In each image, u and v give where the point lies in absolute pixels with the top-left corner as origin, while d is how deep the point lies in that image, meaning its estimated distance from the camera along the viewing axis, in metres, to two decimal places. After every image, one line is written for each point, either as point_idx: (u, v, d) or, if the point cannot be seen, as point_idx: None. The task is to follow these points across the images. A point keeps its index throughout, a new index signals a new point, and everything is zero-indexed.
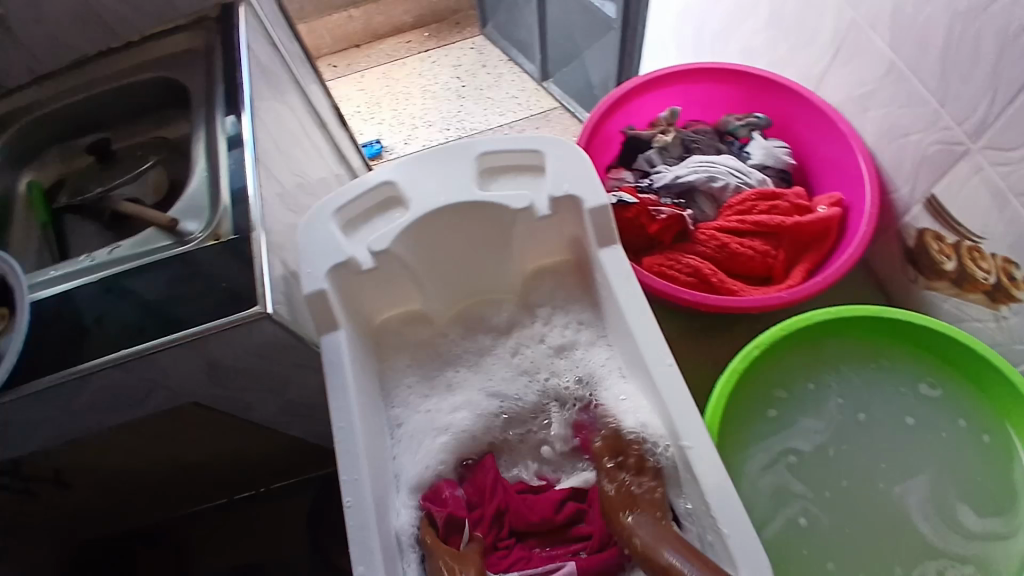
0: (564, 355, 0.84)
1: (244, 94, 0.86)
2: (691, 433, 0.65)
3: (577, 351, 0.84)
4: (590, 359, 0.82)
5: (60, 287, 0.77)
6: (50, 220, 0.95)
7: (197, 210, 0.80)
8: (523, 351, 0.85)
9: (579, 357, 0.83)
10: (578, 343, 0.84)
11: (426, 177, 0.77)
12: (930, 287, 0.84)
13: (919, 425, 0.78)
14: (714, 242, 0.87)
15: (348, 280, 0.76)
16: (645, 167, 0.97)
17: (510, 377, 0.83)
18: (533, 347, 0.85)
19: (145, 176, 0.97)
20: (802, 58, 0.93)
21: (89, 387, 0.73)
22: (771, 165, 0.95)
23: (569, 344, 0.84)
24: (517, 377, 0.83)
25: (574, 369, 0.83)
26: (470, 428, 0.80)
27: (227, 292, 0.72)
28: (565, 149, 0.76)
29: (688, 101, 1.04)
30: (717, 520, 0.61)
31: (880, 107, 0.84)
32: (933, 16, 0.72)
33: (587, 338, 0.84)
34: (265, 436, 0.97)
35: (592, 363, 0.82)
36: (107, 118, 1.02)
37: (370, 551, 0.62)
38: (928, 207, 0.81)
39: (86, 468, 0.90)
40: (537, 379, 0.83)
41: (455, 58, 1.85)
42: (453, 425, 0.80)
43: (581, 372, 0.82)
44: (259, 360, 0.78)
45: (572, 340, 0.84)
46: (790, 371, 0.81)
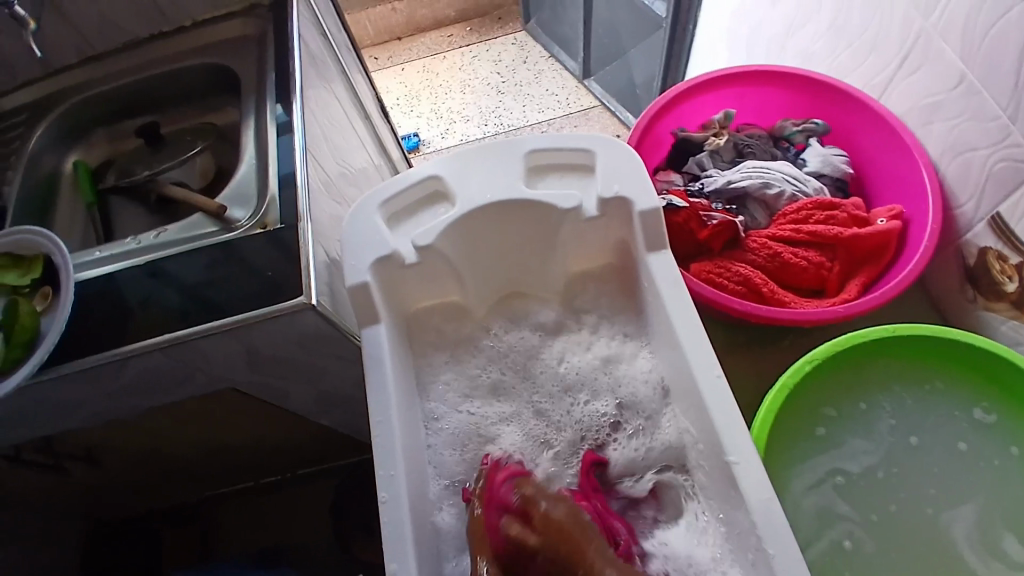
0: (608, 369, 0.81)
1: (296, 83, 0.86)
2: (736, 448, 0.62)
3: (621, 365, 0.81)
4: (634, 374, 0.80)
5: (107, 267, 0.78)
6: (95, 200, 0.95)
7: (245, 198, 0.80)
8: (568, 360, 0.83)
9: (623, 372, 0.80)
10: (622, 356, 0.81)
11: (473, 172, 0.75)
12: (989, 308, 0.80)
13: (972, 451, 0.74)
14: (765, 251, 0.85)
15: (389, 274, 0.75)
16: (695, 170, 0.95)
17: (555, 391, 0.81)
18: (577, 356, 0.83)
19: (193, 162, 0.98)
20: (865, 65, 0.90)
21: (129, 368, 0.73)
22: (828, 173, 0.92)
23: (614, 357, 0.82)
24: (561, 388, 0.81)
25: (617, 385, 0.80)
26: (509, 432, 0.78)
27: (270, 281, 0.72)
28: (618, 150, 0.75)
29: (742, 105, 1.02)
30: (761, 540, 0.58)
31: (946, 120, 0.80)
32: (1006, 28, 0.68)
33: (631, 350, 0.81)
34: (295, 424, 0.97)
35: (635, 379, 0.79)
36: (156, 100, 1.02)
37: (404, 548, 0.61)
38: (993, 226, 0.77)
39: (119, 447, 0.90)
40: (579, 395, 0.81)
41: (496, 53, 1.84)
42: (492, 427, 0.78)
43: (625, 387, 0.80)
44: (297, 349, 0.78)
45: (617, 353, 0.82)
46: (841, 388, 0.78)
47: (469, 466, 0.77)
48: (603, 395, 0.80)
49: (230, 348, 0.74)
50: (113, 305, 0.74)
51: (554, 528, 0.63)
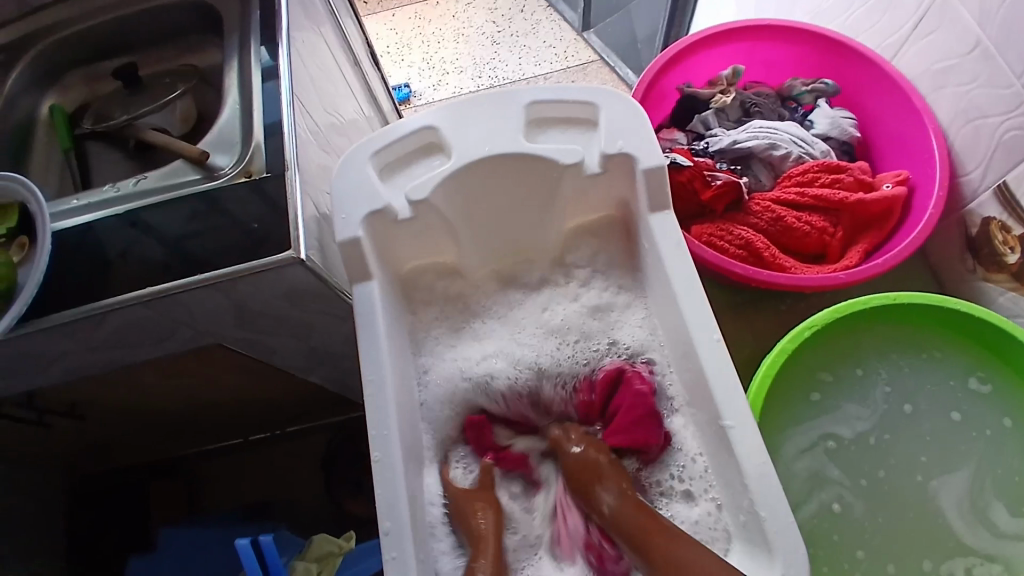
0: (597, 318, 0.80)
1: (283, 23, 0.81)
2: (732, 413, 0.61)
3: (612, 313, 0.80)
4: (625, 323, 0.79)
5: (84, 217, 0.73)
6: (71, 145, 0.90)
7: (229, 144, 0.75)
8: (554, 308, 0.81)
9: (613, 319, 0.80)
10: (614, 305, 0.80)
11: (471, 123, 0.72)
12: (988, 279, 0.79)
13: (964, 420, 0.74)
14: (768, 214, 0.83)
15: (383, 228, 0.73)
16: (699, 129, 0.92)
17: (542, 333, 0.80)
18: (565, 304, 0.81)
19: (174, 105, 0.91)
20: (879, 24, 0.86)
21: (113, 321, 0.70)
22: (835, 136, 0.90)
23: (605, 306, 0.80)
24: (548, 336, 0.80)
25: (608, 331, 0.79)
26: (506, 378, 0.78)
27: (259, 233, 0.69)
28: (622, 104, 0.72)
29: (752, 61, 0.98)
30: (755, 503, 0.58)
31: (958, 84, 0.78)
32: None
33: (624, 300, 0.80)
34: (284, 380, 0.95)
35: (625, 325, 0.79)
36: (137, 40, 0.97)
37: (397, 507, 0.60)
38: (998, 195, 0.75)
39: (103, 401, 0.88)
40: (568, 339, 0.80)
41: (492, 0, 1.76)
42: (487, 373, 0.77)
43: (614, 334, 0.79)
44: (287, 305, 0.76)
45: (608, 302, 0.80)
46: (837, 354, 0.78)
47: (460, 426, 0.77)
48: (589, 341, 0.79)
49: (218, 302, 0.72)
50: (94, 256, 0.71)
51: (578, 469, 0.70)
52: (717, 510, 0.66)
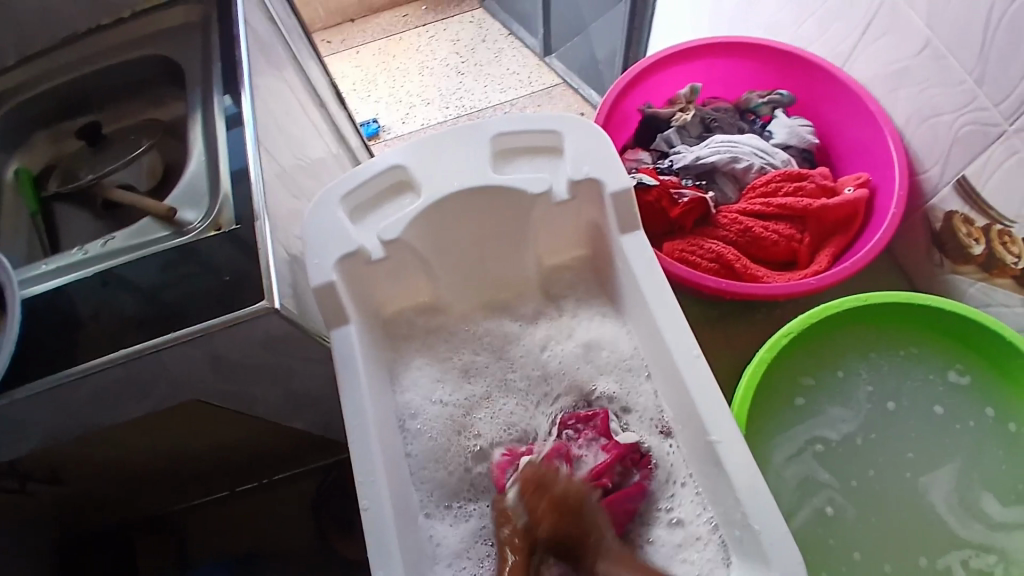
0: (592, 357, 0.79)
1: (243, 73, 0.82)
2: (718, 427, 0.62)
3: (603, 349, 0.79)
4: (615, 359, 0.78)
5: (52, 282, 0.73)
6: (38, 207, 0.90)
7: (195, 198, 0.75)
8: (553, 346, 0.81)
9: (604, 357, 0.79)
10: (604, 338, 0.80)
11: (438, 160, 0.73)
12: (956, 271, 0.81)
13: (947, 414, 0.75)
14: (737, 225, 0.84)
15: (357, 270, 0.73)
16: (663, 147, 0.93)
17: (527, 363, 0.81)
18: (562, 342, 0.81)
19: (140, 161, 0.93)
20: (828, 34, 0.89)
21: (88, 385, 0.69)
22: (795, 144, 0.92)
23: (596, 340, 0.80)
24: (540, 378, 0.80)
25: (598, 370, 0.79)
26: (494, 415, 0.78)
27: (229, 285, 0.69)
28: (584, 130, 0.73)
29: (709, 78, 1.01)
30: (747, 516, 0.58)
31: (911, 86, 0.80)
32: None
33: (611, 332, 0.80)
34: (270, 428, 0.94)
35: (614, 364, 0.78)
36: (99, 97, 0.96)
37: (388, 555, 0.59)
38: (959, 190, 0.78)
39: (85, 463, 0.86)
40: (555, 383, 0.80)
41: (454, 32, 1.79)
42: (472, 412, 0.78)
43: (603, 374, 0.79)
44: (264, 354, 0.75)
45: (598, 336, 0.80)
46: (817, 359, 0.78)
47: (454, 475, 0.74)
48: (580, 377, 0.79)
49: (195, 356, 0.71)
50: (66, 320, 0.70)
51: (560, 513, 0.65)
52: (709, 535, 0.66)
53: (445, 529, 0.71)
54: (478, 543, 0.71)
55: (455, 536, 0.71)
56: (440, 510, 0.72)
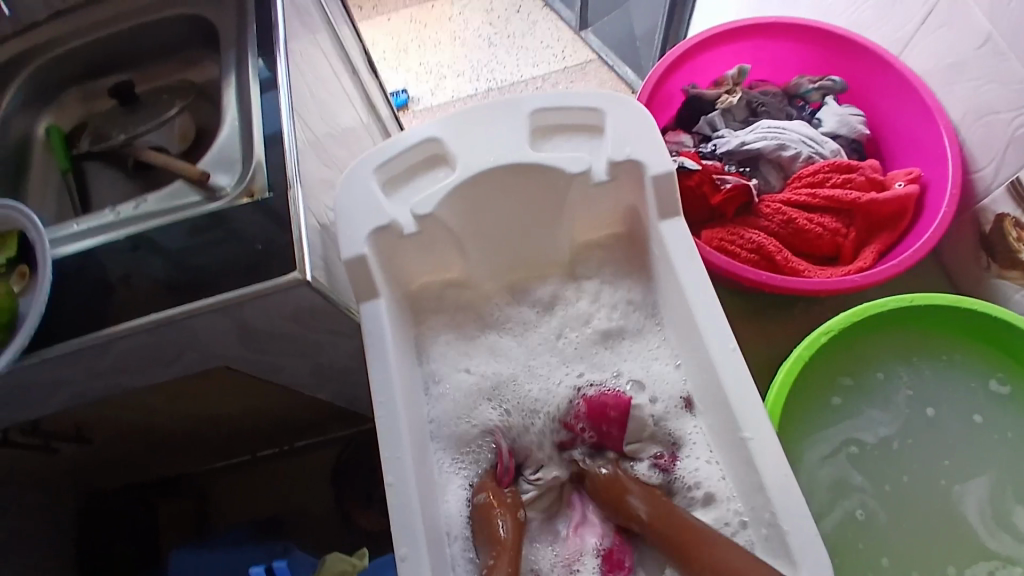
0: (608, 345, 0.78)
1: (279, 36, 0.80)
2: (752, 424, 0.60)
3: (624, 341, 0.78)
4: (642, 347, 0.77)
5: (83, 243, 0.71)
6: (70, 166, 0.90)
7: (229, 163, 0.74)
8: (568, 335, 0.79)
9: (626, 347, 0.78)
10: (625, 330, 0.78)
11: (473, 135, 0.71)
12: (1002, 275, 0.78)
13: (986, 424, 0.73)
14: (779, 216, 0.81)
15: (389, 244, 0.72)
16: (706, 130, 0.90)
17: (550, 340, 0.79)
18: (577, 331, 0.79)
19: (172, 123, 0.92)
20: (884, 19, 0.85)
21: (119, 347, 0.69)
22: (844, 134, 0.88)
23: (615, 331, 0.78)
24: (561, 365, 0.78)
25: (619, 364, 0.77)
26: (512, 380, 0.76)
27: (263, 255, 0.68)
28: (628, 107, 0.70)
29: (757, 59, 0.96)
30: (777, 517, 0.57)
31: (968, 81, 0.76)
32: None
33: (636, 322, 0.78)
34: (292, 396, 0.95)
35: (643, 352, 0.77)
36: (132, 56, 0.95)
37: (413, 529, 0.59)
38: (1011, 191, 0.74)
39: (112, 422, 0.87)
40: (575, 367, 0.77)
41: (487, 2, 1.74)
42: (496, 384, 0.76)
43: (629, 363, 0.77)
44: (293, 325, 0.74)
45: (619, 327, 0.78)
46: (856, 358, 0.76)
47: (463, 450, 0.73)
48: (602, 367, 0.77)
49: (225, 325, 0.71)
50: (98, 282, 0.70)
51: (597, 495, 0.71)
52: (737, 522, 0.64)
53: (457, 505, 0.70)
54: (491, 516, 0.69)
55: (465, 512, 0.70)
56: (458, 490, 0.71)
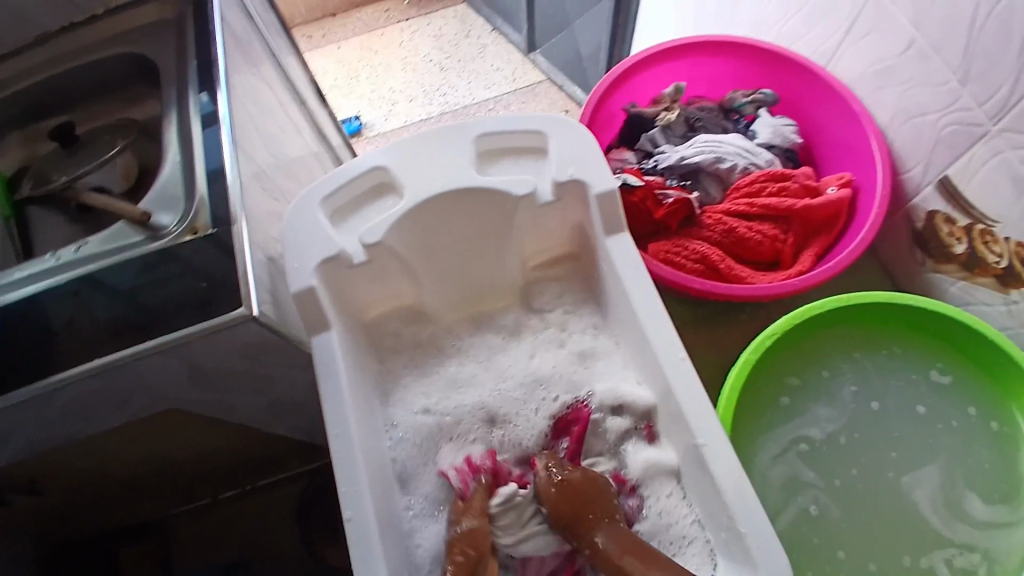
0: (583, 364, 0.78)
1: (219, 71, 0.80)
2: (704, 430, 0.61)
3: (598, 361, 0.78)
4: (609, 369, 0.77)
5: (22, 290, 0.69)
6: (12, 212, 0.87)
7: (171, 201, 0.73)
8: (543, 354, 0.79)
9: (600, 369, 0.77)
10: (598, 351, 0.78)
11: (419, 163, 0.72)
12: (938, 270, 0.81)
13: (931, 414, 0.76)
14: (721, 226, 0.84)
15: (338, 274, 0.72)
16: (647, 147, 0.93)
17: (510, 367, 0.79)
18: (553, 351, 0.79)
19: (114, 163, 0.90)
20: (811, 33, 0.89)
21: (62, 396, 0.68)
22: (778, 144, 0.92)
23: (591, 352, 0.78)
24: (534, 388, 0.77)
25: (591, 381, 0.77)
26: (468, 405, 0.76)
27: (208, 291, 0.67)
28: (569, 130, 0.72)
29: (694, 77, 1.00)
30: (734, 519, 0.59)
31: (893, 85, 0.80)
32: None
33: (604, 345, 0.79)
34: (251, 432, 0.93)
35: (607, 375, 0.76)
36: (71, 96, 0.94)
37: (374, 565, 0.58)
38: (941, 189, 0.78)
39: (63, 472, 0.85)
40: (552, 389, 0.77)
41: (436, 27, 1.77)
42: (449, 413, 0.76)
43: (593, 377, 0.77)
44: (242, 360, 0.74)
45: (591, 347, 0.79)
46: (802, 358, 0.79)
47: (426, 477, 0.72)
48: (558, 383, 0.77)
49: (170, 364, 0.70)
50: (38, 329, 0.68)
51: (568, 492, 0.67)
52: (694, 531, 0.66)
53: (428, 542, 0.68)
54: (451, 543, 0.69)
55: (433, 548, 0.69)
56: (426, 520, 0.70)
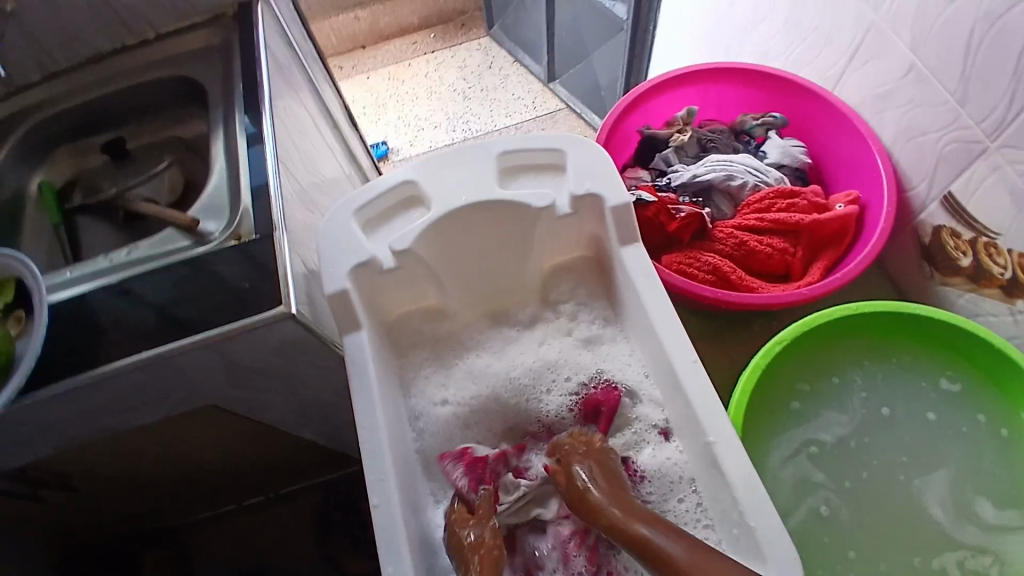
0: (589, 349, 0.82)
1: (263, 94, 0.87)
2: (715, 428, 0.64)
3: (602, 345, 0.82)
4: (614, 356, 0.81)
5: (78, 288, 0.77)
6: (62, 220, 0.94)
7: (217, 210, 0.80)
8: (550, 343, 0.83)
9: (604, 352, 0.81)
10: (603, 337, 0.82)
11: (446, 176, 0.77)
12: (946, 283, 0.84)
13: (940, 420, 0.78)
14: (732, 240, 0.87)
15: (368, 281, 0.76)
16: (662, 166, 0.97)
17: (526, 363, 0.82)
18: (559, 339, 0.84)
19: (161, 177, 0.97)
20: (817, 60, 0.94)
21: (109, 387, 0.72)
22: (787, 164, 0.96)
23: (595, 338, 0.82)
24: (543, 372, 0.81)
25: (598, 363, 0.80)
26: (486, 395, 0.80)
27: (250, 291, 0.72)
28: (587, 148, 0.78)
29: (705, 101, 1.05)
30: (744, 514, 0.61)
31: (897, 107, 0.84)
32: (957, 13, 0.72)
33: (611, 333, 0.82)
34: (278, 436, 0.98)
35: (616, 361, 0.80)
36: (120, 116, 1.01)
37: (398, 550, 0.61)
38: (945, 205, 0.81)
39: (99, 469, 0.89)
40: (560, 374, 0.81)
41: (460, 59, 1.86)
42: (462, 401, 0.79)
43: (604, 366, 0.80)
44: (276, 357, 0.78)
45: (597, 335, 0.82)
46: (811, 365, 0.81)
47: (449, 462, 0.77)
48: (577, 373, 0.80)
49: (211, 359, 0.74)
50: (90, 324, 0.74)
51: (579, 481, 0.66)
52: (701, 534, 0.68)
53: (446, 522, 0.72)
54: None
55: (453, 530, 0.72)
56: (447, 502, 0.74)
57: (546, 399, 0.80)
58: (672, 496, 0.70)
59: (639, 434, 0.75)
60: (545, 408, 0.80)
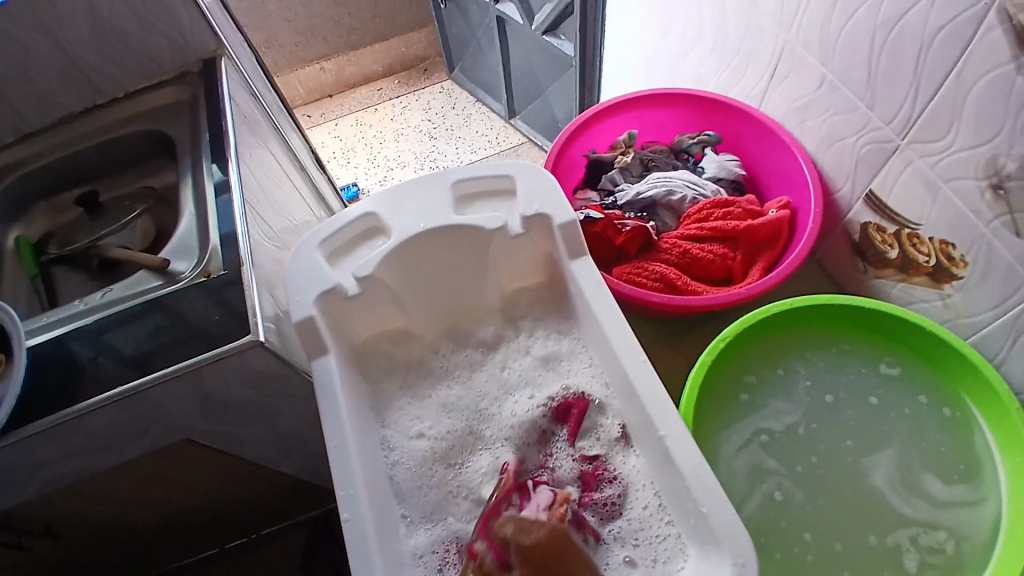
0: (550, 367, 0.86)
1: (228, 141, 0.92)
2: (666, 423, 0.68)
3: (562, 361, 0.86)
4: (577, 368, 0.85)
5: (52, 333, 0.79)
6: (38, 271, 0.97)
7: (187, 251, 0.84)
8: (511, 365, 0.88)
9: (566, 367, 0.85)
10: (562, 353, 0.86)
11: (404, 205, 0.82)
12: (880, 275, 0.90)
13: (883, 403, 0.82)
14: (676, 249, 0.94)
15: (335, 306, 0.80)
16: (609, 186, 1.04)
17: (498, 393, 0.86)
18: (519, 360, 0.88)
19: (132, 226, 1.01)
20: (742, 81, 1.02)
21: (83, 425, 0.75)
22: (725, 177, 1.03)
23: (554, 355, 0.86)
24: (507, 394, 0.86)
25: (562, 378, 0.85)
26: (461, 424, 0.83)
27: (217, 324, 0.76)
28: (535, 173, 0.83)
29: (646, 125, 1.12)
30: (697, 500, 0.64)
31: (817, 116, 0.91)
32: (857, 27, 0.79)
33: (568, 347, 0.87)
34: (258, 472, 0.99)
35: (576, 373, 0.84)
36: (93, 170, 1.05)
37: (370, 562, 0.64)
38: (869, 203, 0.88)
39: (79, 515, 0.90)
40: (523, 392, 0.85)
41: (424, 102, 1.94)
42: (433, 429, 0.82)
43: (570, 381, 0.84)
44: (248, 388, 0.81)
45: (555, 351, 0.87)
46: (758, 361, 0.86)
47: (420, 483, 0.78)
48: (544, 391, 0.84)
49: (183, 391, 0.77)
50: (66, 366, 0.77)
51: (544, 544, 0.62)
52: (668, 532, 0.70)
53: (422, 539, 0.74)
54: (439, 549, 0.74)
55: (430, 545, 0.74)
56: (423, 521, 0.76)
57: (513, 415, 0.83)
58: (638, 497, 0.74)
59: (603, 441, 0.79)
60: (512, 421, 0.83)
